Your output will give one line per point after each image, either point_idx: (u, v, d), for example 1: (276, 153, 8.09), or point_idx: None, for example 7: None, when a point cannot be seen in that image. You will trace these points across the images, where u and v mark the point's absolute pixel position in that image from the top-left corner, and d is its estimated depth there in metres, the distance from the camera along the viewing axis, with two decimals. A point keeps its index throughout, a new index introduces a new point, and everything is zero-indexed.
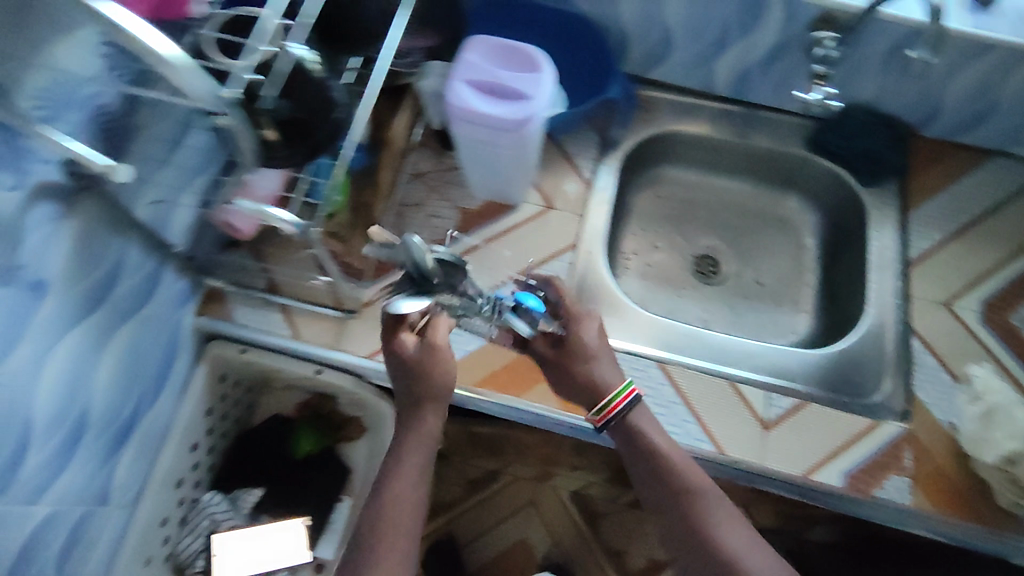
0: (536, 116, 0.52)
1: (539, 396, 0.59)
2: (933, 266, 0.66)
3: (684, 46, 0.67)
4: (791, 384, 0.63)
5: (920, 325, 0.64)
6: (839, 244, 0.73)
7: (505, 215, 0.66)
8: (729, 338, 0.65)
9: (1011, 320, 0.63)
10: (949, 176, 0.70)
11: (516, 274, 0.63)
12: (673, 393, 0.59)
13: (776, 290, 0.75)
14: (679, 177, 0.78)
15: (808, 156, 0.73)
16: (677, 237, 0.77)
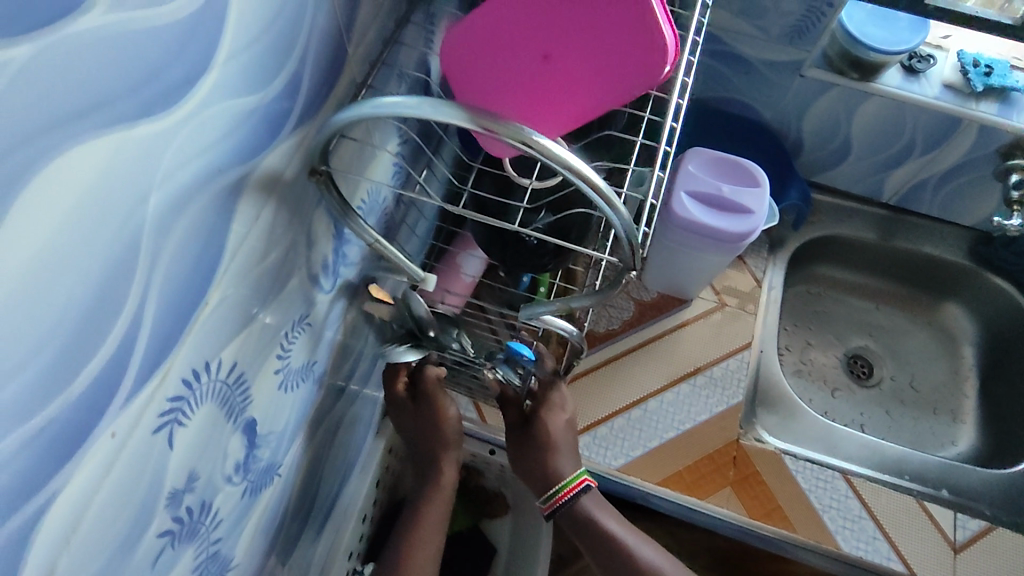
0: (756, 228, 0.54)
1: (724, 500, 0.58)
2: None
3: (863, 156, 0.69)
4: (974, 505, 0.61)
5: None
6: (1001, 357, 0.73)
7: (679, 309, 0.68)
8: (903, 452, 0.64)
9: None
10: None
11: (693, 370, 0.64)
12: (859, 506, 0.59)
13: (934, 399, 0.74)
14: (831, 276, 0.79)
15: (970, 268, 0.74)
16: (828, 336, 0.78)
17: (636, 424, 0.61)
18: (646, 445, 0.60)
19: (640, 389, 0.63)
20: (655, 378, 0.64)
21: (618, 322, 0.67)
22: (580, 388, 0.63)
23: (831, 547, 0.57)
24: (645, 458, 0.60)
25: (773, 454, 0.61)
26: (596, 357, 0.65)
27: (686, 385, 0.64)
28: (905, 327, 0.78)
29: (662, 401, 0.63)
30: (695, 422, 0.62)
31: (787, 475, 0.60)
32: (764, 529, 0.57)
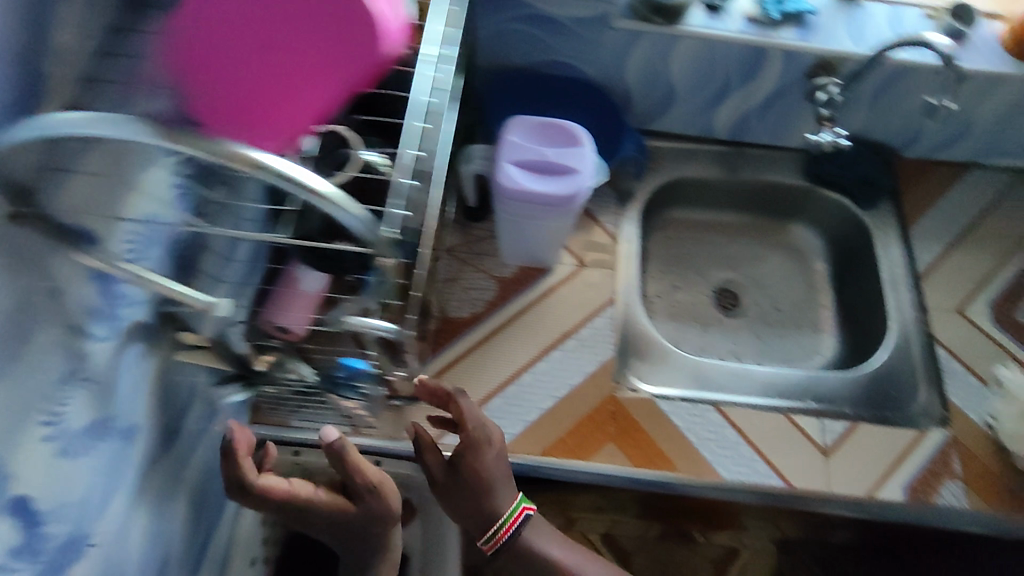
0: (586, 186, 0.54)
1: (609, 456, 0.59)
2: (941, 276, 0.72)
3: (689, 98, 0.71)
4: (837, 408, 0.65)
5: (940, 333, 0.69)
6: (847, 264, 0.77)
7: (541, 279, 0.68)
8: (773, 373, 0.67)
9: (1016, 316, 0.70)
10: (934, 192, 0.77)
11: (561, 335, 0.64)
12: (735, 433, 0.61)
13: (797, 315, 0.78)
14: (687, 218, 0.82)
15: (806, 188, 0.78)
16: (693, 276, 0.80)
17: (513, 402, 0.61)
18: (526, 420, 0.60)
19: (511, 366, 0.62)
20: (525, 352, 0.63)
21: (481, 304, 0.65)
22: (451, 377, 0.61)
23: (713, 478, 0.59)
24: (528, 432, 0.60)
25: (648, 401, 0.62)
26: (465, 343, 0.63)
27: (557, 351, 0.64)
28: (759, 251, 0.82)
29: (536, 373, 0.62)
30: (571, 386, 0.62)
31: (661, 418, 0.61)
32: (648, 474, 0.59)
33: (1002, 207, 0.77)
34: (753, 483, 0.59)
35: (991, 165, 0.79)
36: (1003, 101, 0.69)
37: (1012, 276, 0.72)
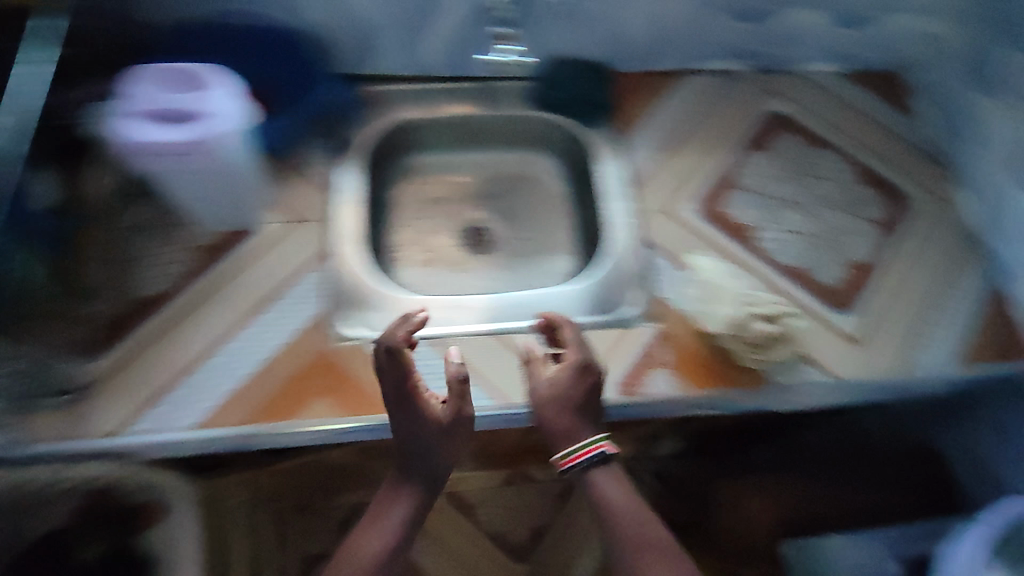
0: (217, 127, 0.95)
1: (318, 408, 0.82)
2: (649, 187, 1.10)
3: (381, 52, 1.14)
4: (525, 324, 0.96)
5: (655, 232, 1.04)
6: (580, 177, 1.17)
7: (247, 237, 0.98)
8: (501, 301, 1.00)
9: (720, 208, 1.08)
10: (647, 101, 1.18)
11: (251, 321, 0.89)
12: (380, 389, 0.83)
13: (537, 247, 1.15)
14: (426, 161, 1.22)
15: (535, 113, 1.18)
16: (431, 220, 1.18)
17: (212, 375, 0.83)
18: (218, 392, 0.82)
19: (211, 347, 0.86)
20: (221, 339, 0.87)
21: (168, 277, 0.91)
22: (115, 376, 0.82)
23: (309, 424, 0.80)
24: (221, 411, 0.80)
25: (359, 349, 0.88)
26: (168, 341, 0.86)
27: (233, 344, 0.86)
28: (510, 184, 1.21)
29: (226, 355, 0.85)
30: (249, 365, 0.84)
31: (345, 379, 0.85)
32: (291, 433, 0.79)
33: (694, 96, 1.19)
34: (362, 429, 0.80)
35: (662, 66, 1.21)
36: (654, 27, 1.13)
37: (725, 173, 1.12)
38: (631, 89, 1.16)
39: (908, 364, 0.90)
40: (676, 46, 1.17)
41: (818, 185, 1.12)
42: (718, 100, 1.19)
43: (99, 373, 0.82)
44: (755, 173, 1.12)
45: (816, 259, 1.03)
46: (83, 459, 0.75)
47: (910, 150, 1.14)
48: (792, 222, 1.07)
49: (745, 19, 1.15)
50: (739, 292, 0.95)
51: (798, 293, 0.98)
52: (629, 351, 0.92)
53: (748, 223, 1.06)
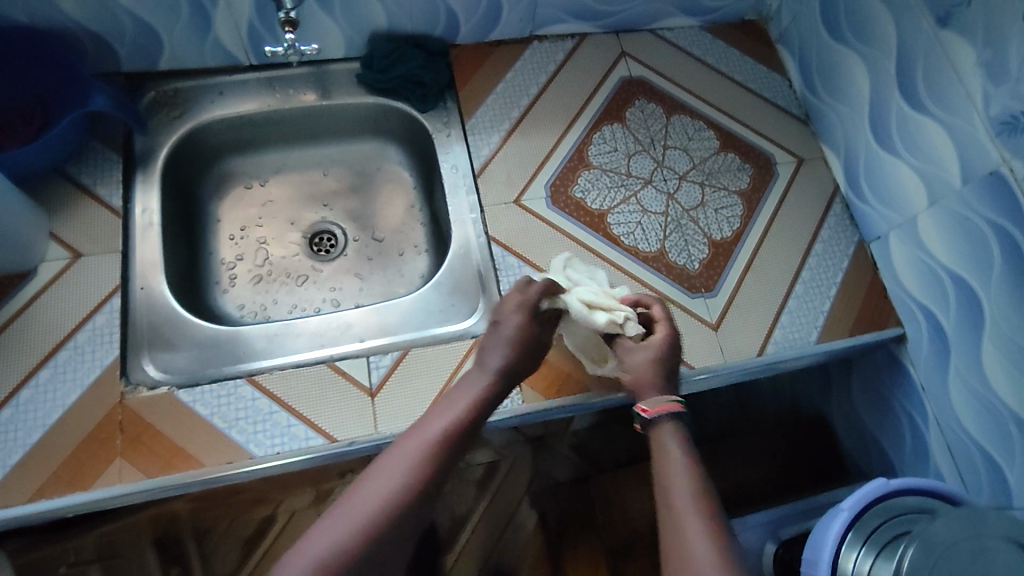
0: None
1: (116, 471, 0.68)
2: (495, 171, 0.88)
3: (169, 32, 0.81)
4: (295, 365, 0.76)
5: (495, 230, 0.85)
6: (426, 169, 0.96)
7: (30, 277, 0.75)
8: (252, 355, 0.77)
9: (574, 193, 0.88)
10: (497, 74, 0.93)
11: (56, 344, 0.72)
12: (219, 421, 0.72)
13: (399, 244, 0.96)
14: (265, 161, 0.96)
15: (377, 102, 0.92)
16: (288, 218, 0.96)
17: (32, 402, 0.69)
18: (47, 422, 0.69)
19: (16, 377, 0.70)
20: (24, 366, 0.71)
21: None
22: None
23: (170, 473, 0.69)
24: (29, 457, 0.68)
25: (163, 396, 0.72)
26: None
27: (42, 374, 0.71)
28: (357, 178, 0.98)
29: (35, 386, 0.70)
30: (66, 396, 0.70)
31: (149, 424, 0.70)
32: (113, 489, 0.67)
33: (565, 71, 0.95)
34: (238, 467, 0.70)
35: (547, 35, 0.96)
36: None
37: (576, 141, 0.91)
38: (784, 92, 1.01)
39: (880, 333, 0.88)
40: (881, 114, 0.86)
41: (691, 141, 0.94)
42: (587, 68, 0.96)
43: None
44: (607, 138, 0.92)
45: (678, 243, 0.88)
46: None
47: (772, 107, 0.99)
48: (646, 200, 0.90)
49: (868, 104, 0.88)
50: (704, 221, 0.90)
51: (640, 273, 0.86)
52: (736, 320, 0.85)
53: (600, 207, 0.88)
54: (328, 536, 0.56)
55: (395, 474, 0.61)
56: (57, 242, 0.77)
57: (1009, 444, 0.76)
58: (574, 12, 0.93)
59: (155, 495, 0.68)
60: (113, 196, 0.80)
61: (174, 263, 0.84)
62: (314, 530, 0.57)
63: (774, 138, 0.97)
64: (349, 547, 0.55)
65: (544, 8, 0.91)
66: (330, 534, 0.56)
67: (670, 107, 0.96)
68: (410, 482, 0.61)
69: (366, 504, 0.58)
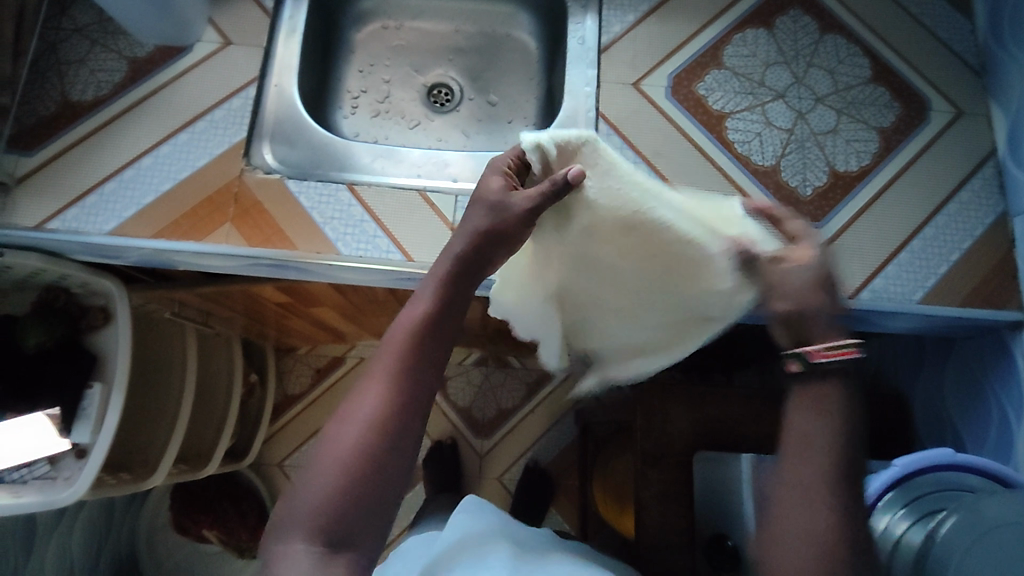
0: None
1: (224, 233, 0.77)
2: (620, 50, 0.87)
3: None
4: (391, 185, 0.80)
5: (606, 107, 0.84)
6: (553, 40, 0.97)
7: (185, 53, 0.84)
8: (356, 170, 0.82)
9: (696, 89, 0.85)
10: None
11: (195, 113, 0.81)
12: (318, 215, 0.78)
13: (511, 110, 0.98)
14: (407, 5, 1.01)
15: None
16: (414, 65, 1.00)
17: (166, 157, 0.79)
18: (176, 178, 0.78)
19: (158, 133, 0.80)
20: (167, 126, 0.80)
21: (107, 87, 0.82)
22: (92, 142, 0.79)
23: (267, 246, 0.76)
24: (155, 201, 0.77)
25: (275, 180, 0.79)
26: (102, 120, 0.80)
27: (180, 136, 0.80)
28: (487, 40, 1.01)
29: (174, 145, 0.80)
30: (194, 160, 0.79)
31: (257, 202, 0.78)
32: (221, 247, 0.76)
33: None
34: (327, 259, 0.76)
35: None
36: None
37: (712, 38, 0.88)
38: (963, 37, 0.91)
39: (1000, 311, 0.79)
40: None
41: (837, 63, 0.88)
42: None
43: (48, 152, 0.78)
44: (744, 42, 0.88)
45: (795, 164, 0.82)
46: (35, 266, 0.77)
47: (941, 47, 0.90)
48: (771, 114, 0.84)
49: None
50: (830, 149, 0.83)
51: (745, 184, 0.82)
52: (836, 256, 0.79)
53: (720, 109, 0.84)
54: (320, 475, 0.48)
55: (377, 392, 0.51)
56: (213, 28, 0.85)
57: None
58: None
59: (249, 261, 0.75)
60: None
61: (307, 74, 0.90)
62: (306, 469, 0.50)
63: (934, 82, 0.88)
64: (338, 486, 0.48)
65: None
66: (316, 479, 0.49)
67: (825, 24, 0.90)
68: (397, 391, 0.52)
69: (339, 449, 0.49)
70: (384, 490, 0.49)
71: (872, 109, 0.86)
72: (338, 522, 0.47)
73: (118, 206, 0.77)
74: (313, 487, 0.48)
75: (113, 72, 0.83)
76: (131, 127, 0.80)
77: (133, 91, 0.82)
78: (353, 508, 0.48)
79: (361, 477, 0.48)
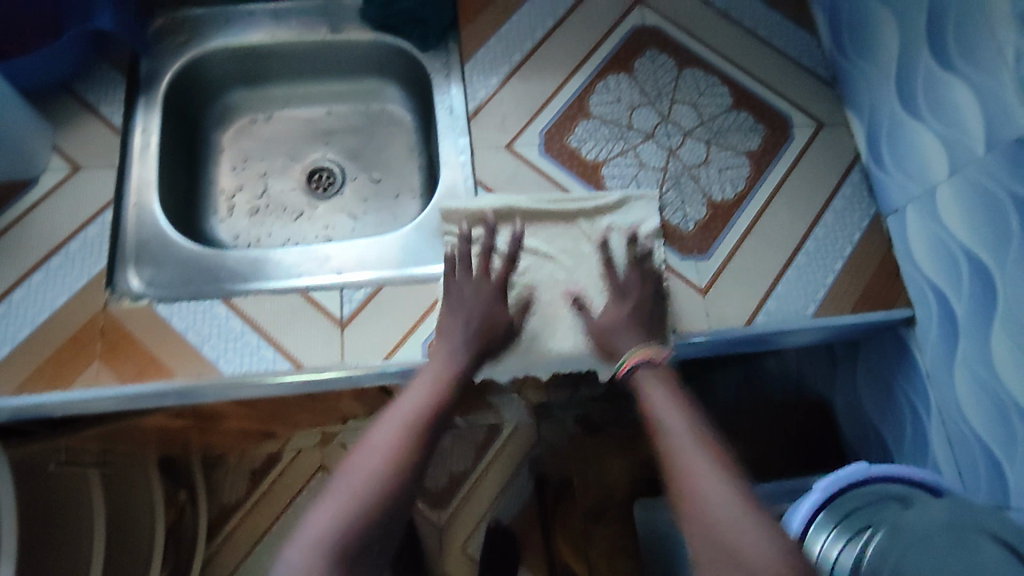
0: None
1: (95, 373, 0.72)
2: (487, 115, 0.86)
3: None
4: (272, 291, 0.77)
5: (483, 175, 0.83)
6: (424, 109, 0.95)
7: (29, 187, 0.79)
8: (233, 280, 0.79)
9: (568, 143, 0.85)
10: (501, 17, 0.91)
11: (49, 250, 0.76)
12: (195, 336, 0.74)
13: (396, 184, 0.96)
14: (271, 96, 0.98)
15: (376, 38, 0.91)
16: (288, 154, 0.97)
17: (21, 302, 0.74)
18: (35, 322, 0.74)
19: (10, 279, 0.75)
20: (20, 270, 0.75)
21: None
22: None
23: (144, 380, 0.72)
24: (15, 351, 0.72)
25: (145, 307, 0.75)
26: None
27: (36, 277, 0.75)
28: (359, 116, 0.99)
29: (29, 288, 0.75)
30: (54, 300, 0.75)
31: (129, 335, 0.73)
32: (91, 389, 0.71)
33: (570, 17, 0.92)
34: (209, 380, 0.72)
35: None
36: None
37: (576, 90, 0.88)
38: (811, 52, 0.94)
39: (891, 311, 0.81)
40: (908, 72, 0.78)
41: (700, 95, 0.90)
42: (597, 14, 0.93)
43: None
44: (607, 89, 0.89)
45: (674, 201, 0.84)
46: None
47: (793, 63, 0.93)
48: (644, 156, 0.86)
49: (894, 63, 0.80)
50: (705, 181, 0.85)
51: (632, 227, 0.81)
52: (727, 285, 0.80)
53: (594, 160, 0.85)
54: (363, 462, 0.59)
55: (415, 394, 0.65)
56: (59, 155, 0.80)
57: (1012, 443, 0.69)
58: None
59: (127, 398, 0.71)
60: (116, 116, 0.82)
61: (171, 186, 0.86)
62: (352, 456, 0.60)
63: (792, 100, 0.91)
64: (350, 506, 0.55)
65: None
66: (321, 520, 0.55)
67: (683, 60, 0.92)
68: (432, 403, 0.64)
69: (371, 454, 0.59)
70: (401, 507, 0.58)
71: (739, 135, 0.88)
72: (343, 552, 0.53)
73: None
74: (331, 502, 0.56)
75: None
76: None
77: None
78: (361, 528, 0.54)
79: (369, 512, 0.55)
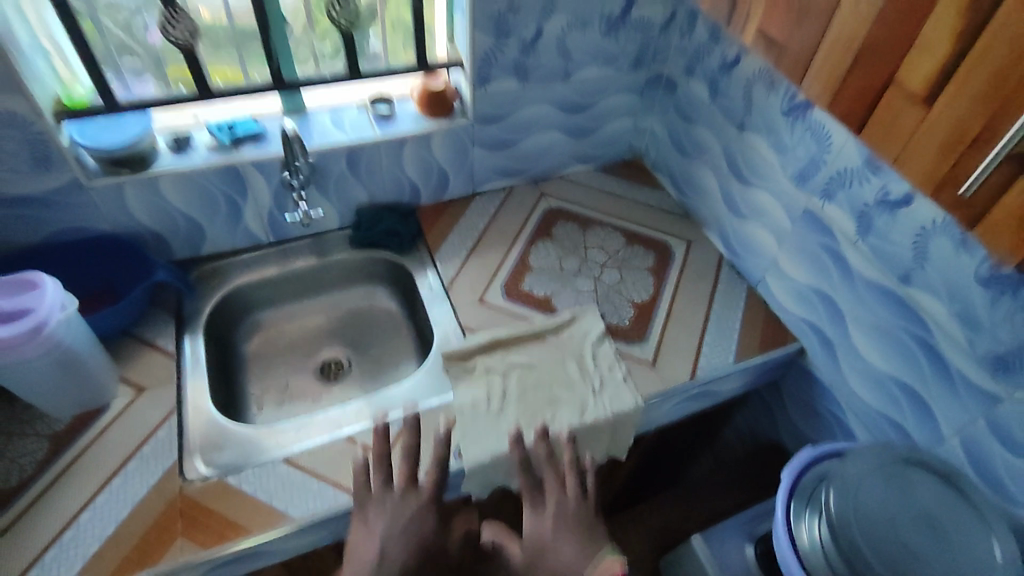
0: (47, 317, 0.85)
1: (178, 546, 0.82)
2: (458, 284, 1.15)
3: (209, 232, 1.11)
4: (320, 444, 0.93)
5: (467, 323, 1.09)
6: (406, 296, 1.22)
7: (99, 414, 0.94)
8: (283, 447, 0.94)
9: (523, 290, 1.15)
10: (451, 221, 1.26)
11: (125, 457, 0.90)
12: (263, 495, 0.87)
13: (395, 356, 1.19)
14: (282, 314, 1.21)
15: (363, 253, 1.21)
16: (303, 354, 1.19)
17: (102, 506, 0.85)
18: (117, 519, 0.84)
19: (89, 490, 0.86)
20: (98, 480, 0.87)
21: (30, 469, 0.87)
22: (22, 522, 0.82)
23: (225, 540, 0.82)
24: (102, 547, 0.81)
25: (216, 482, 0.88)
26: (28, 498, 0.85)
27: (114, 482, 0.87)
28: (356, 313, 1.25)
29: (109, 491, 0.86)
30: (132, 497, 0.86)
31: (203, 507, 0.85)
32: (178, 558, 0.81)
33: (500, 211, 1.28)
34: (285, 525, 0.85)
35: (486, 192, 1.31)
36: (450, 158, 1.20)
37: (517, 255, 1.21)
38: (669, 200, 1.34)
39: (786, 347, 1.09)
40: (730, 195, 1.17)
41: (603, 241, 1.25)
42: (517, 206, 1.30)
43: None
44: (539, 250, 1.22)
45: (610, 310, 1.12)
46: None
47: (659, 209, 1.33)
48: (579, 286, 1.16)
49: (719, 192, 1.20)
50: (627, 293, 1.16)
51: (587, 333, 1.08)
52: (667, 357, 1.06)
53: (544, 297, 1.14)
54: None
55: None
56: (123, 384, 0.97)
57: (897, 403, 0.94)
58: (501, 171, 1.29)
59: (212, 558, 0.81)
60: (168, 343, 1.03)
61: (216, 391, 1.04)
62: None
63: (667, 232, 1.28)
64: None
65: (480, 171, 1.26)
66: None
67: (585, 222, 1.28)
68: None
69: None
70: None
71: (639, 260, 1.23)
72: None
73: (65, 567, 0.79)
74: None
75: (34, 452, 0.89)
76: (62, 495, 0.85)
77: (55, 463, 0.88)
78: None
79: None
